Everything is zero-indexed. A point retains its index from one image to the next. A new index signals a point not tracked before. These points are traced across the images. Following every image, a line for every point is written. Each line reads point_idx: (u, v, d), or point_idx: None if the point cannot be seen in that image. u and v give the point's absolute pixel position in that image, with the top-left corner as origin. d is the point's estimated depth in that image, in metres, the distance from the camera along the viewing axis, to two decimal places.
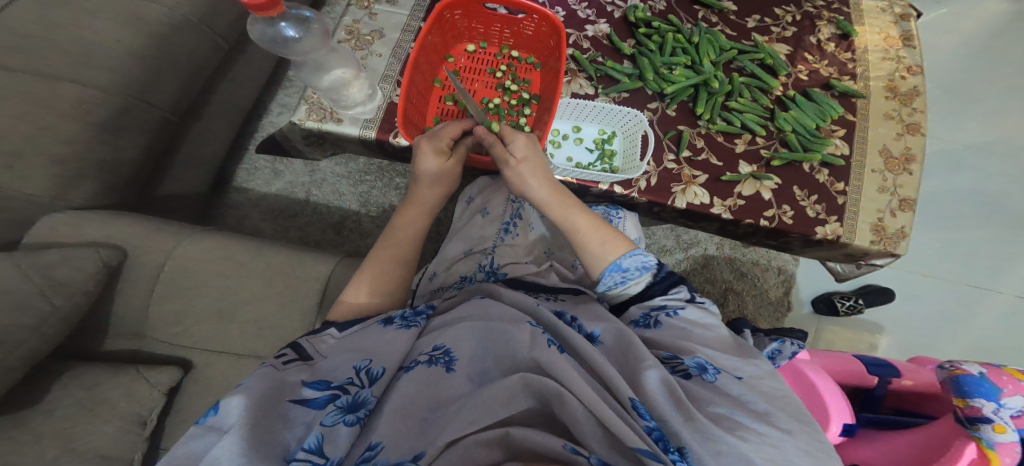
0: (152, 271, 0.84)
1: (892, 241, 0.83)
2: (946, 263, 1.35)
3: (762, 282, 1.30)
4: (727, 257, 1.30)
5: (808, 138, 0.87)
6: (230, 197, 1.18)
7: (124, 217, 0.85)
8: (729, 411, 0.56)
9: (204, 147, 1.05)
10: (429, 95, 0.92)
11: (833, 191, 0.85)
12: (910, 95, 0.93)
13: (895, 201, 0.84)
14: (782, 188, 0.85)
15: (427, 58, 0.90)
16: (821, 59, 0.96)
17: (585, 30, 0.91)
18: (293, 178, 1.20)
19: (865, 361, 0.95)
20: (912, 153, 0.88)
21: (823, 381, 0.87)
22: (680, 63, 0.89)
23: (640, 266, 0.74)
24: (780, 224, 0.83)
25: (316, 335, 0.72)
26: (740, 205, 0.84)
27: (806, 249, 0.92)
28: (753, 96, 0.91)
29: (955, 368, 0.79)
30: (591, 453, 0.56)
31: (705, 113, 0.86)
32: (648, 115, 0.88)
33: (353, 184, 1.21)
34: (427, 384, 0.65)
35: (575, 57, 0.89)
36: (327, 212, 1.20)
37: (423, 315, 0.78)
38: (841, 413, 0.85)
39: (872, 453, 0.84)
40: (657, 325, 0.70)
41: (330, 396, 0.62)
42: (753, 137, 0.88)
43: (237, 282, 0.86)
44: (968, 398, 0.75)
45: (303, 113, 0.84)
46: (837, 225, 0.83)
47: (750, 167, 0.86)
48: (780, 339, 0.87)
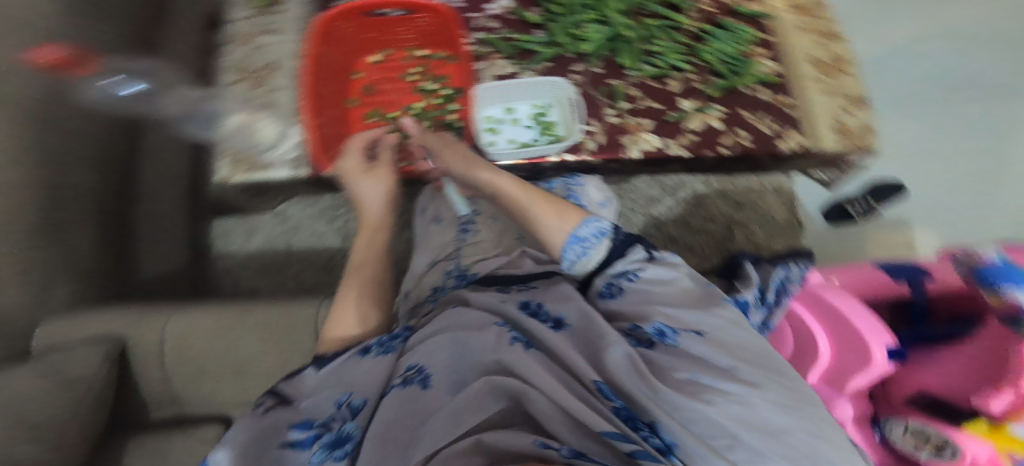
0: (156, 347, 0.83)
1: (857, 137, 0.84)
2: None
3: (764, 207, 1.22)
4: (717, 188, 1.22)
5: (734, 63, 0.84)
6: (217, 264, 1.21)
7: (102, 311, 0.82)
8: (693, 374, 0.54)
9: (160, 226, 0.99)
10: (347, 115, 0.97)
11: (782, 106, 0.83)
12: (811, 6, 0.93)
13: (846, 100, 0.87)
14: (731, 114, 0.83)
15: (329, 74, 0.94)
16: None
17: (487, 8, 0.88)
18: (269, 232, 1.24)
19: (890, 270, 0.87)
20: (840, 58, 0.89)
21: (844, 303, 0.80)
22: (587, 20, 0.86)
23: (596, 232, 0.67)
24: (741, 149, 0.81)
25: (296, 378, 0.66)
26: (695, 140, 0.81)
27: (781, 164, 0.88)
28: (669, 35, 0.87)
29: (973, 259, 0.67)
30: (562, 445, 0.49)
31: (630, 62, 0.83)
32: (576, 79, 0.84)
33: (327, 222, 1.23)
34: (406, 405, 0.60)
35: (487, 40, 0.87)
36: (312, 256, 1.22)
37: (400, 337, 0.72)
38: (878, 335, 0.75)
39: (933, 378, 0.74)
40: (621, 293, 0.65)
41: (317, 435, 0.59)
42: (683, 74, 0.84)
43: (237, 339, 0.85)
44: (1001, 291, 0.62)
45: (226, 170, 0.94)
46: (797, 136, 0.82)
47: (691, 102, 0.83)
48: (785, 265, 0.84)
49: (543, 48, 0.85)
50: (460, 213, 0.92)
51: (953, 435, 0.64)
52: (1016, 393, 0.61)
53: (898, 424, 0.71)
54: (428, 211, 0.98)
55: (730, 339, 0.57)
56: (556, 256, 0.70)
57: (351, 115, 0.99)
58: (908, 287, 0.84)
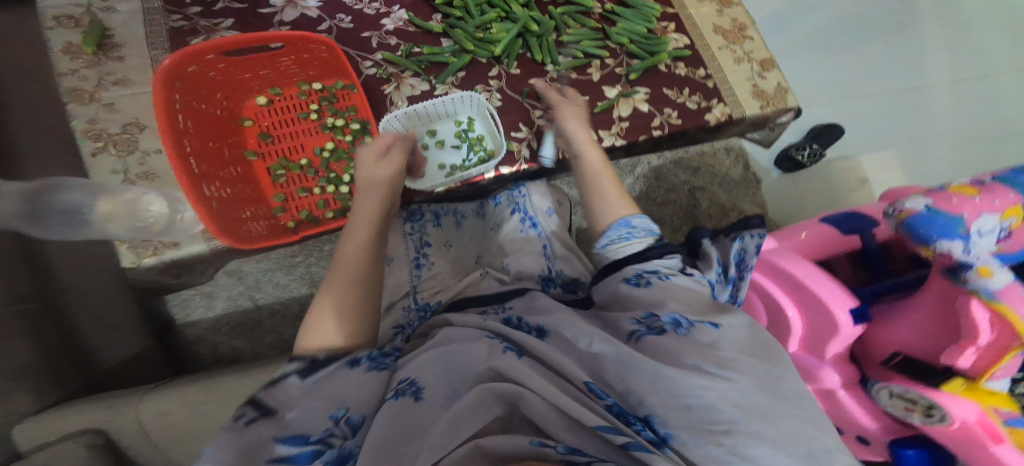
0: (137, 434, 0.81)
1: (777, 100, 0.83)
2: (864, 82, 1.35)
3: (719, 168, 1.16)
4: (674, 158, 1.15)
5: (646, 42, 0.86)
6: (184, 336, 1.12)
7: (79, 404, 0.80)
8: (697, 362, 0.51)
9: (114, 306, 0.94)
10: (254, 172, 0.89)
11: (699, 78, 0.84)
12: None
13: (755, 66, 0.86)
14: (654, 95, 0.83)
15: (202, 133, 0.82)
16: None
17: (383, 27, 0.91)
18: (229, 293, 1.13)
19: (834, 221, 0.84)
20: (741, 22, 0.90)
21: (804, 270, 0.77)
22: (493, 19, 0.88)
23: (647, 227, 0.68)
24: (671, 128, 0.81)
25: (278, 383, 0.55)
26: (626, 127, 0.81)
27: (719, 134, 0.87)
28: (579, 22, 0.89)
29: (900, 212, 0.67)
30: (558, 443, 0.50)
31: (545, 59, 0.87)
32: (495, 87, 0.88)
33: (288, 271, 1.15)
34: (405, 420, 0.55)
35: (391, 60, 0.88)
36: (285, 307, 1.15)
37: (392, 352, 0.64)
38: (841, 300, 0.72)
39: (904, 333, 0.72)
40: (648, 284, 0.60)
41: (313, 452, 0.51)
42: (601, 60, 0.87)
43: (214, 415, 0.84)
44: (932, 245, 0.64)
45: (131, 256, 0.90)
46: (722, 107, 0.82)
47: (615, 90, 0.84)
48: (739, 237, 0.77)
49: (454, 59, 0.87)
50: (410, 246, 0.81)
51: (936, 397, 0.64)
52: (980, 348, 0.61)
53: (882, 389, 0.72)
54: None
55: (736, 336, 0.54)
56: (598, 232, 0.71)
57: (256, 171, 0.90)
58: (860, 238, 0.82)
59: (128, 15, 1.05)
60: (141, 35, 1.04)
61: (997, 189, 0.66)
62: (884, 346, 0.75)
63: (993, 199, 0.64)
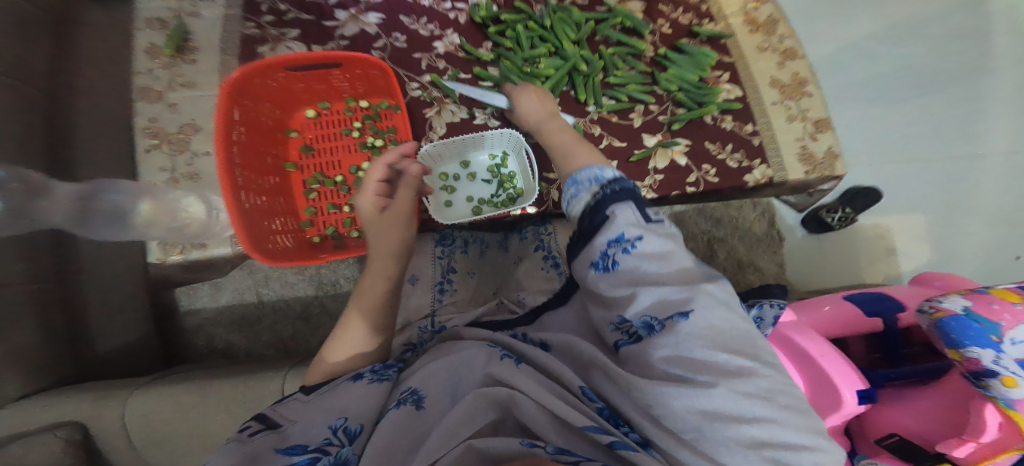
0: (119, 431, 0.79)
1: (825, 166, 0.80)
2: None
3: (743, 221, 1.19)
4: (696, 207, 1.19)
5: (696, 92, 0.83)
6: (184, 323, 1.09)
7: (64, 395, 0.78)
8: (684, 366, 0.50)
9: (120, 292, 0.91)
10: (289, 184, 0.84)
11: (745, 135, 0.81)
12: (770, 23, 0.90)
13: (809, 126, 0.82)
14: (694, 149, 0.81)
15: (253, 143, 0.77)
16: (675, 7, 0.91)
17: (433, 49, 0.90)
18: (238, 285, 1.10)
19: (857, 300, 0.84)
20: (801, 76, 0.86)
21: (820, 349, 0.76)
22: (542, 54, 0.85)
23: (594, 178, 0.62)
24: (707, 186, 0.79)
25: (284, 403, 0.58)
26: (661, 180, 0.80)
27: (751, 195, 0.87)
28: (629, 64, 0.87)
29: (937, 310, 0.65)
30: (547, 444, 0.49)
31: (589, 99, 0.83)
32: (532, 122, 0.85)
33: (297, 270, 1.11)
34: (404, 425, 0.54)
35: (436, 83, 0.87)
36: (287, 306, 1.11)
37: (394, 367, 0.64)
38: (852, 382, 0.73)
39: (907, 420, 0.71)
40: (615, 266, 0.55)
41: (311, 460, 0.50)
42: (646, 106, 0.84)
43: (202, 418, 0.82)
44: (961, 349, 0.62)
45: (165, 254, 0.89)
46: (765, 168, 0.79)
47: (654, 139, 0.82)
48: (757, 304, 0.80)
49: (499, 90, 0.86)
50: (437, 270, 0.82)
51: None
52: (977, 443, 0.62)
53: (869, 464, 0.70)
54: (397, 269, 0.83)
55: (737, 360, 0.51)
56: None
57: (293, 184, 0.85)
58: (882, 321, 0.80)
59: (212, 23, 0.96)
60: (217, 44, 0.96)
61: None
62: (881, 425, 0.74)
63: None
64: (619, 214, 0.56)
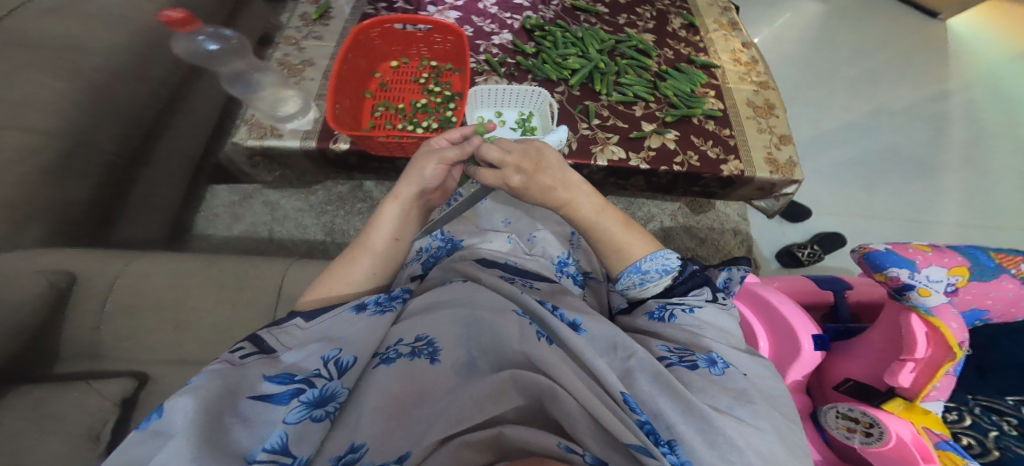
0: (103, 290, 0.82)
1: (788, 170, 0.97)
2: (879, 204, 1.40)
3: (722, 245, 1.28)
4: (683, 225, 1.29)
5: (688, 99, 1.02)
6: (192, 245, 1.19)
7: (68, 251, 0.84)
8: (727, 406, 0.60)
9: (159, 195, 1.06)
10: (361, 106, 0.95)
11: (723, 136, 1.00)
12: (752, 62, 1.10)
13: (775, 138, 1.01)
14: (682, 138, 0.99)
15: (345, 68, 0.90)
16: (679, 42, 1.11)
17: (491, 39, 1.02)
18: (254, 219, 1.23)
19: (817, 279, 0.96)
20: (771, 102, 1.05)
21: (780, 299, 0.89)
22: (572, 53, 1.02)
23: (660, 268, 0.74)
24: (690, 167, 0.96)
25: (284, 326, 0.63)
26: (653, 156, 0.96)
27: (728, 191, 1.04)
28: (637, 73, 1.04)
29: (863, 247, 0.79)
30: (584, 449, 0.60)
31: (602, 89, 1.00)
32: (557, 98, 0.99)
33: (315, 216, 1.24)
34: (413, 377, 0.63)
35: (488, 61, 0.99)
36: (293, 246, 1.21)
37: (398, 299, 0.72)
38: (806, 326, 0.85)
39: (858, 365, 0.82)
40: (672, 319, 0.71)
41: (295, 390, 0.56)
42: (647, 103, 1.02)
43: (185, 294, 0.84)
44: (885, 271, 0.76)
45: (242, 133, 0.86)
46: (737, 162, 0.97)
47: (651, 126, 0.99)
48: (728, 266, 0.90)
49: (532, 71, 0.99)
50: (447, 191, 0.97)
51: (878, 415, 0.72)
52: (917, 365, 0.72)
53: (830, 409, 0.80)
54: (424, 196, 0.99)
55: (740, 383, 0.62)
56: (614, 275, 0.78)
57: (364, 107, 0.96)
58: (833, 295, 0.94)
59: None
60: None
61: (946, 251, 0.80)
62: (835, 374, 0.85)
63: (943, 257, 0.79)
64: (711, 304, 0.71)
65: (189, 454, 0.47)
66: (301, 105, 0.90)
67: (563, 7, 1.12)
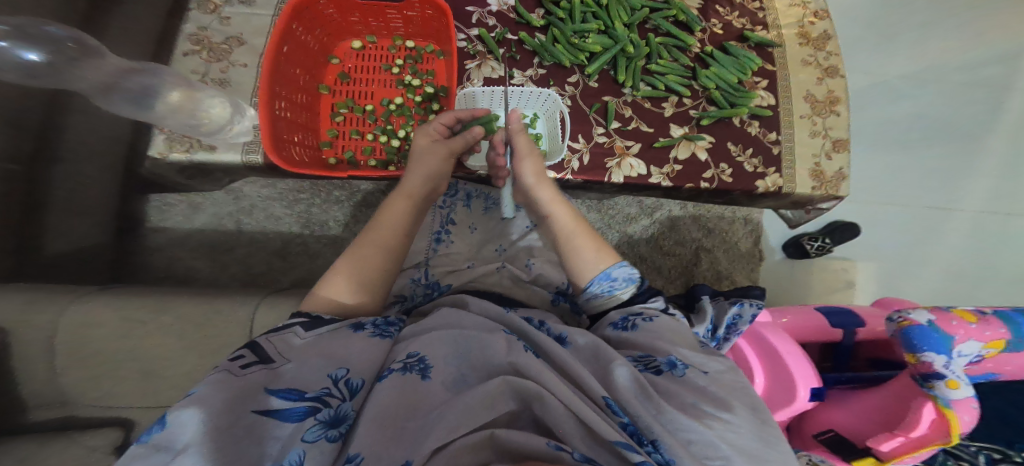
0: (44, 345, 0.70)
1: (832, 185, 0.80)
2: (910, 188, 1.28)
3: (731, 235, 1.19)
4: (693, 214, 1.18)
5: (731, 93, 0.81)
6: (147, 240, 1.02)
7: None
8: (696, 402, 0.53)
9: (87, 190, 0.85)
10: (317, 105, 0.77)
11: (767, 142, 0.81)
12: (822, 40, 0.87)
13: (828, 143, 0.81)
14: (717, 147, 0.79)
15: (290, 56, 0.70)
16: (731, 10, 0.88)
17: (488, 4, 0.80)
18: (217, 209, 1.07)
19: (826, 313, 0.92)
20: (835, 95, 0.84)
21: (785, 345, 0.84)
22: (592, 29, 0.79)
23: (627, 277, 0.67)
24: (721, 184, 0.78)
25: (280, 333, 0.54)
26: (678, 170, 0.78)
27: (754, 202, 0.87)
28: (673, 56, 0.83)
29: (903, 319, 0.74)
30: (574, 450, 0.47)
31: (627, 80, 0.79)
32: (569, 91, 0.78)
33: (287, 205, 1.09)
34: (408, 392, 0.51)
35: (482, 37, 0.77)
36: (266, 240, 1.08)
37: (396, 325, 0.62)
38: (807, 378, 0.81)
39: (846, 417, 0.81)
40: (635, 328, 0.64)
41: (308, 408, 0.47)
42: (680, 98, 0.81)
43: (145, 346, 0.75)
44: (918, 353, 0.70)
45: (162, 146, 0.72)
46: (777, 177, 0.79)
47: (681, 130, 0.80)
48: (739, 302, 0.83)
49: (542, 53, 0.78)
50: (437, 219, 0.83)
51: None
52: (906, 438, 0.71)
53: (802, 456, 0.79)
54: None
55: (703, 383, 0.56)
56: (579, 283, 0.70)
57: (322, 106, 0.78)
58: (841, 333, 0.90)
59: None
60: None
61: (991, 321, 0.75)
62: (821, 421, 0.84)
63: (984, 330, 0.74)
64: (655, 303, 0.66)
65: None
66: (228, 107, 0.75)
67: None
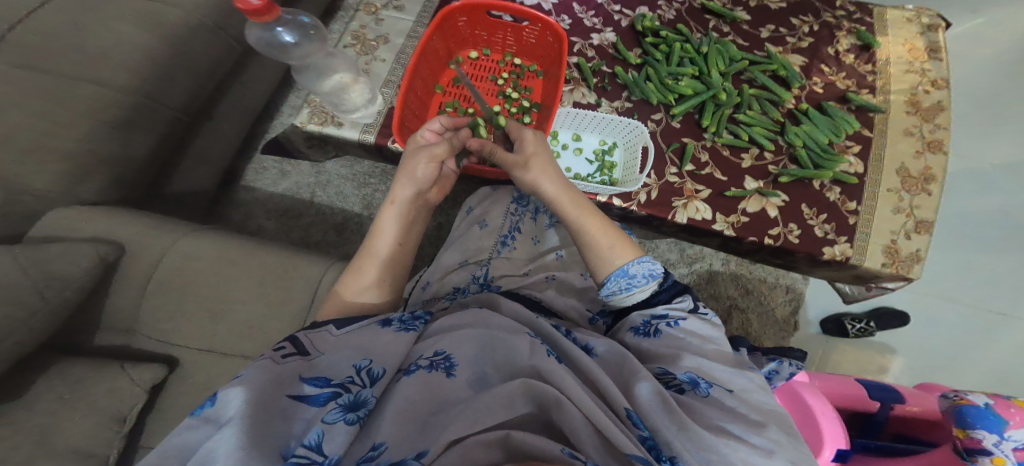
0: (148, 267, 0.82)
1: (904, 265, 0.80)
2: (973, 286, 1.22)
3: (767, 300, 1.22)
4: (732, 272, 1.23)
5: (819, 155, 0.85)
6: (238, 196, 1.19)
7: (120, 213, 0.84)
8: (722, 422, 0.54)
9: (214, 148, 1.06)
10: (430, 101, 0.88)
11: (844, 210, 0.83)
12: (933, 110, 0.89)
13: (910, 223, 0.82)
14: (790, 206, 0.84)
15: (426, 57, 0.84)
16: (838, 70, 0.94)
17: (591, 38, 0.94)
18: (300, 179, 1.20)
19: (868, 386, 0.92)
20: (931, 173, 0.84)
21: (820, 405, 0.85)
22: (687, 73, 0.89)
23: (647, 273, 0.67)
24: (785, 243, 0.82)
25: (316, 331, 0.61)
26: (744, 222, 0.82)
27: (813, 269, 0.90)
28: (764, 108, 0.90)
29: (960, 398, 0.76)
30: (587, 459, 0.51)
31: (710, 126, 0.86)
32: (651, 127, 0.88)
33: (357, 186, 1.19)
34: (428, 390, 0.56)
35: (579, 65, 0.90)
36: (331, 213, 1.19)
37: (422, 319, 0.67)
38: (835, 438, 0.82)
39: None
40: (657, 335, 0.64)
41: (331, 393, 0.54)
42: (761, 151, 0.87)
43: (224, 281, 0.83)
44: (970, 429, 0.73)
45: (304, 116, 0.78)
46: (847, 246, 0.81)
47: (756, 183, 0.85)
48: (777, 358, 0.77)
49: (631, 89, 0.89)
50: (507, 224, 0.90)
51: None
52: None
53: None
54: (474, 211, 0.94)
55: (731, 403, 0.56)
56: (598, 280, 0.70)
57: (431, 102, 0.89)
58: (878, 405, 0.91)
59: None
60: None
61: None
62: None
63: None
64: (670, 301, 0.66)
65: (239, 446, 0.47)
66: (366, 93, 0.81)
67: (690, 6, 0.98)
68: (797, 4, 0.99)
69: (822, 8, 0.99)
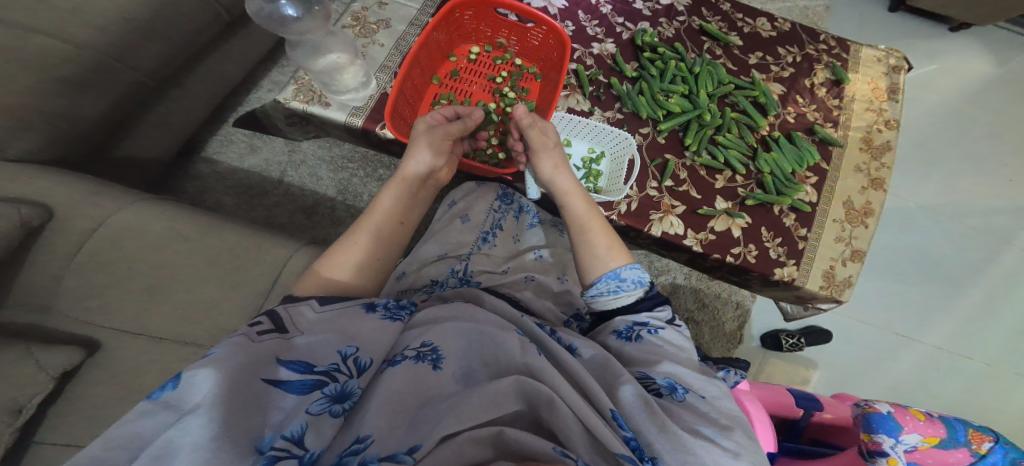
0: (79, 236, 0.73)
1: (838, 289, 0.89)
2: (883, 311, 1.41)
3: (720, 314, 1.33)
4: (693, 286, 1.33)
5: (783, 183, 0.93)
6: (196, 168, 1.15)
7: (54, 175, 0.78)
8: (696, 426, 0.58)
9: (176, 117, 1.04)
10: (424, 90, 0.87)
11: (796, 235, 0.91)
12: (883, 148, 0.99)
13: (847, 251, 0.91)
14: (751, 228, 0.90)
15: (427, 50, 0.84)
16: (810, 102, 1.03)
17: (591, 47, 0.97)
18: (270, 156, 1.17)
19: (797, 395, 1.03)
20: (870, 207, 0.94)
21: (756, 411, 0.90)
22: (678, 91, 0.94)
23: (635, 280, 0.71)
24: (744, 261, 0.88)
25: (296, 305, 0.57)
26: (711, 239, 0.88)
27: (764, 288, 0.98)
28: (740, 133, 0.97)
29: (868, 406, 0.87)
30: (578, 457, 0.51)
31: (692, 144, 0.91)
32: (638, 140, 0.92)
33: (332, 169, 1.18)
34: (416, 384, 0.54)
35: (577, 72, 0.92)
36: (300, 196, 1.16)
37: (408, 308, 0.65)
38: (767, 443, 0.88)
39: None
40: (638, 340, 0.67)
41: (314, 382, 0.50)
42: (734, 175, 0.93)
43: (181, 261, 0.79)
44: (873, 433, 0.84)
45: (289, 93, 0.75)
46: (793, 268, 0.89)
47: (725, 203, 0.91)
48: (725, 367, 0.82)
49: (623, 101, 0.93)
50: (490, 219, 0.90)
51: None
52: None
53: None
54: (457, 205, 0.92)
55: (704, 408, 0.60)
56: (587, 282, 0.74)
57: (427, 92, 0.88)
58: (801, 412, 1.02)
59: None
60: None
61: (934, 421, 0.86)
62: None
63: (926, 426, 0.85)
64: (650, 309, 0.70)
65: (210, 437, 0.42)
66: (361, 76, 0.77)
67: (689, 26, 1.04)
68: (785, 34, 1.08)
69: (808, 41, 1.08)
